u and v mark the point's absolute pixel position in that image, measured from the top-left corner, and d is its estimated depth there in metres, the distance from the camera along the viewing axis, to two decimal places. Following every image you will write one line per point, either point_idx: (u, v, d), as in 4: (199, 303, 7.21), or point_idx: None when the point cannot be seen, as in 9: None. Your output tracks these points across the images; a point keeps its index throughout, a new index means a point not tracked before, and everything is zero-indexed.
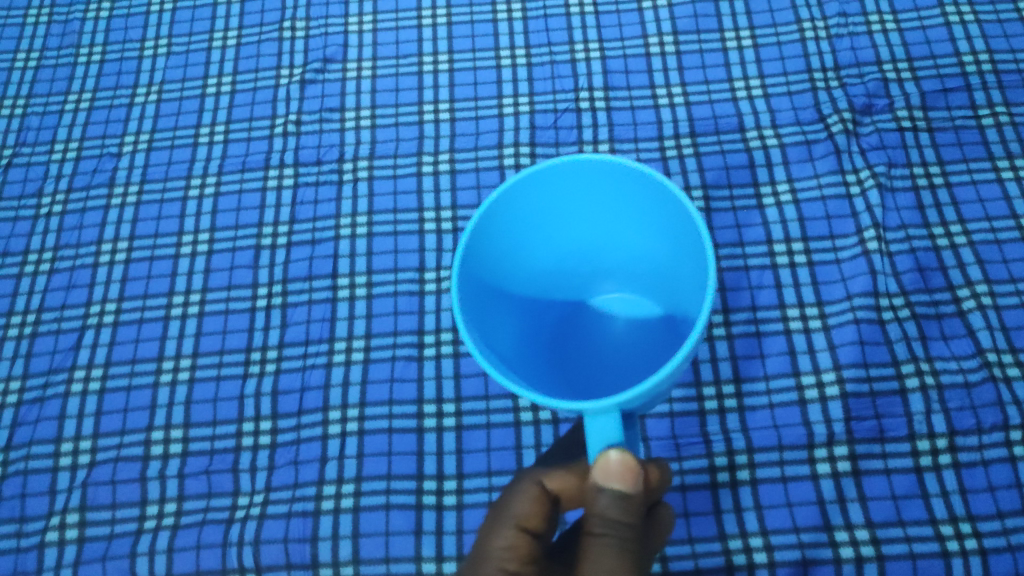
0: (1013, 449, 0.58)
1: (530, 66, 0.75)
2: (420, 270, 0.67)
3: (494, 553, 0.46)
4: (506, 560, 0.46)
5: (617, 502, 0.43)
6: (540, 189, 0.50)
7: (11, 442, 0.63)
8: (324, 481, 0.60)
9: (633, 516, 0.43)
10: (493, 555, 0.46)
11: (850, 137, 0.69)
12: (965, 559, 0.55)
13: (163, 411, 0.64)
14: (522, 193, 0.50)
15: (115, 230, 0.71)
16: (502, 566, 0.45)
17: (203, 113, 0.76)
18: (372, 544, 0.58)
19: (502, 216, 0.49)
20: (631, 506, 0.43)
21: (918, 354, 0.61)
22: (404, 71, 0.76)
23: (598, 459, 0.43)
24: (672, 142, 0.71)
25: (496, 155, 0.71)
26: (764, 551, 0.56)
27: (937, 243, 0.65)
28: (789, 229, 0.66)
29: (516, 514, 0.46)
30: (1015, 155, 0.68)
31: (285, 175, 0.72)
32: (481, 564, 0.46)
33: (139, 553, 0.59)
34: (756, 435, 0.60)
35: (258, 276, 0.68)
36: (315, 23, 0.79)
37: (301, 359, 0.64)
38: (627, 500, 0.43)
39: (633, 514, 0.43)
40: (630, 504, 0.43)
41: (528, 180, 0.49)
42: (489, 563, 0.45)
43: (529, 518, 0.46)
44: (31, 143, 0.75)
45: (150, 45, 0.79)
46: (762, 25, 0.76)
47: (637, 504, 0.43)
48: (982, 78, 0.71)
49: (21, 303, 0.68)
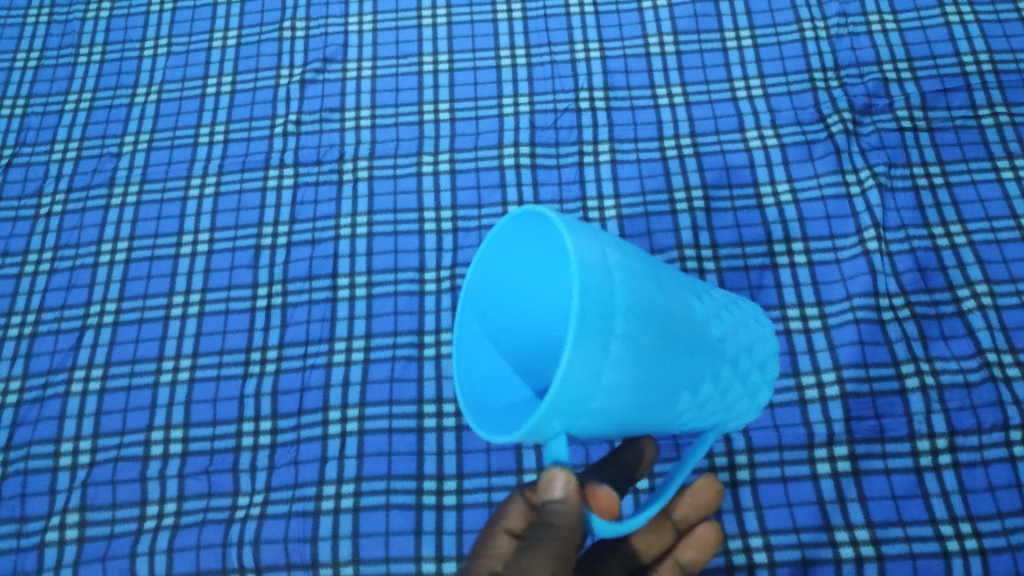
0: (1014, 449, 0.58)
1: (530, 66, 0.75)
2: (420, 270, 0.67)
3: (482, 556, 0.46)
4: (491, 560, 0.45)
5: (548, 512, 0.42)
6: (543, 223, 0.40)
7: (11, 442, 0.63)
8: (324, 481, 0.60)
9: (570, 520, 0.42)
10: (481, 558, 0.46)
11: (850, 137, 0.69)
12: (965, 559, 0.55)
13: (163, 411, 0.64)
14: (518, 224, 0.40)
15: (115, 230, 0.71)
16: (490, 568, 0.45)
17: (203, 113, 0.76)
18: (372, 544, 0.58)
19: (507, 250, 0.42)
20: (566, 518, 0.42)
21: (918, 354, 0.61)
22: (404, 71, 0.76)
23: (541, 473, 0.41)
24: (672, 142, 0.71)
25: (496, 155, 0.71)
26: (764, 551, 0.56)
27: (937, 243, 0.65)
28: (789, 229, 0.66)
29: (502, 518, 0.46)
30: (1016, 154, 0.68)
31: (285, 175, 0.72)
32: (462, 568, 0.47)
33: (139, 553, 0.59)
34: (756, 435, 0.60)
35: (258, 276, 0.68)
36: (315, 23, 0.79)
37: (301, 360, 0.65)
38: (559, 510, 0.42)
39: (568, 526, 0.42)
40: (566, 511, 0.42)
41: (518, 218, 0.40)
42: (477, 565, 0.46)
43: (513, 524, 0.46)
44: (31, 143, 0.75)
45: (150, 45, 0.79)
46: (762, 25, 0.75)
47: (575, 512, 0.42)
48: (982, 78, 0.71)
49: (21, 303, 0.68)
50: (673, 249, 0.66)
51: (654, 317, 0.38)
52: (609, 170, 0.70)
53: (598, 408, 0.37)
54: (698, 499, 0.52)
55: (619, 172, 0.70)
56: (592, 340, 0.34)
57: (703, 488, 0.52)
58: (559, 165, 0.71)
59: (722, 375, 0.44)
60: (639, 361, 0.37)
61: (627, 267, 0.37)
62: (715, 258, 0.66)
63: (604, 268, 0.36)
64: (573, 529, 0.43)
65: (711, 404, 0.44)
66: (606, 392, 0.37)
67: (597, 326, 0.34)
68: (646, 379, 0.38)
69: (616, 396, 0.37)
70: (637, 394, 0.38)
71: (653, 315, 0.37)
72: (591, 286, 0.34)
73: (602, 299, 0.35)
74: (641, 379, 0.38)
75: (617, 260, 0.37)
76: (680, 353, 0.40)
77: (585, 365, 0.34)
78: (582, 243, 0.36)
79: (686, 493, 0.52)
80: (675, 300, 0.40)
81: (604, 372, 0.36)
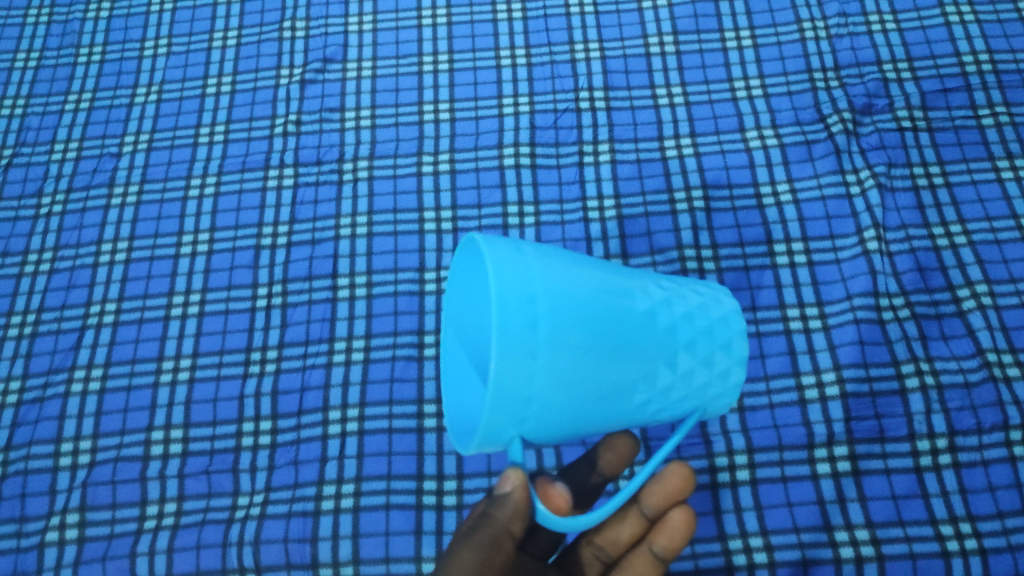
0: (1014, 449, 0.58)
1: (530, 66, 0.75)
2: (420, 270, 0.67)
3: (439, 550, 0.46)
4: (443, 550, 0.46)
5: (492, 501, 0.43)
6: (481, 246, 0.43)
7: (11, 442, 0.63)
8: (324, 481, 0.60)
9: (511, 512, 0.42)
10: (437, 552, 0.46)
11: (850, 137, 0.69)
12: (965, 559, 0.55)
13: (163, 411, 0.64)
14: (469, 247, 0.43)
15: (115, 230, 0.71)
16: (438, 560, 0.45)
17: (204, 113, 0.76)
18: (372, 544, 0.58)
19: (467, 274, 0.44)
20: (507, 508, 0.42)
21: (918, 354, 0.61)
22: (404, 71, 0.76)
23: (501, 473, 0.42)
24: (672, 142, 0.71)
25: (496, 155, 0.71)
26: (764, 551, 0.56)
27: (937, 243, 0.65)
28: (789, 229, 0.66)
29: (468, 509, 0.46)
30: (1015, 154, 0.68)
31: (285, 176, 0.72)
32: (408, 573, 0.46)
33: (139, 553, 0.59)
34: (757, 435, 0.60)
35: (258, 276, 0.68)
36: (315, 23, 0.79)
37: (301, 360, 0.65)
38: (502, 500, 0.42)
39: (507, 518, 0.42)
40: (508, 501, 0.42)
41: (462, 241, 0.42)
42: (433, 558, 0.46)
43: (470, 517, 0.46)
44: (31, 143, 0.75)
45: (150, 45, 0.79)
46: (762, 25, 0.75)
47: (517, 508, 0.42)
48: (982, 78, 0.71)
49: (21, 303, 0.68)
50: (673, 249, 0.66)
51: (578, 316, 0.38)
52: (609, 170, 0.70)
53: (545, 411, 0.38)
54: (667, 487, 0.50)
55: (619, 172, 0.70)
56: (510, 347, 0.36)
57: (670, 474, 0.50)
58: (560, 165, 0.71)
59: (681, 362, 0.42)
60: (570, 361, 0.37)
61: (551, 274, 0.38)
62: (715, 257, 0.66)
63: (520, 278, 0.37)
64: (509, 519, 0.42)
65: (676, 393, 0.42)
66: (543, 394, 0.37)
67: (515, 332, 0.36)
68: (584, 376, 0.38)
69: (558, 398, 0.38)
70: (579, 389, 0.39)
71: (578, 314, 0.38)
72: (504, 297, 0.36)
73: (514, 307, 0.36)
74: (578, 378, 0.38)
75: (538, 267, 0.38)
76: (621, 345, 0.39)
77: (509, 370, 0.36)
78: (498, 257, 0.37)
79: (656, 481, 0.50)
80: (607, 294, 0.40)
81: (535, 375, 0.37)
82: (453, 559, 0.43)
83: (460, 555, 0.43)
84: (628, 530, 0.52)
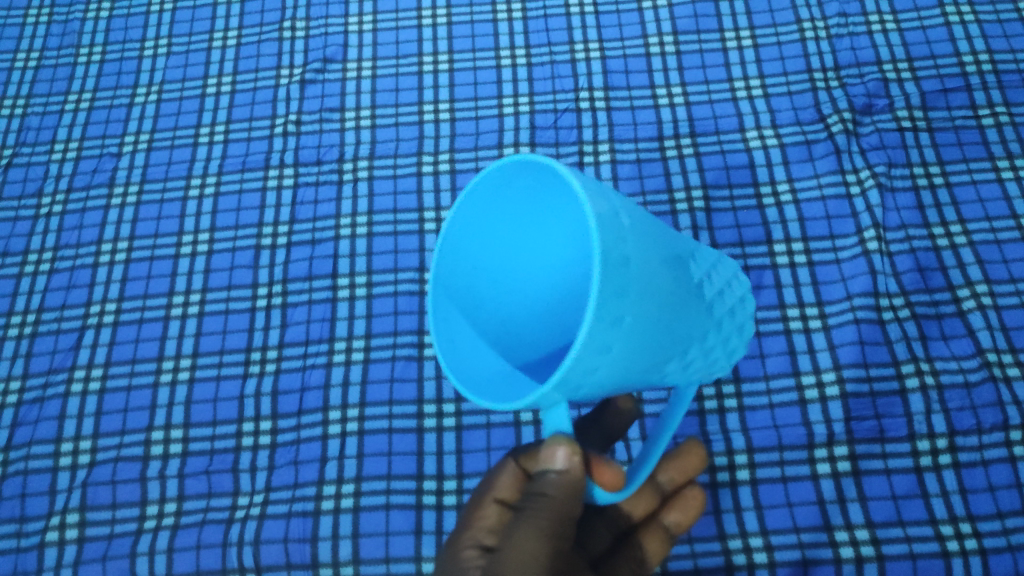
0: (1014, 449, 0.58)
1: (530, 66, 0.75)
2: (420, 270, 0.67)
3: (472, 525, 0.46)
4: (481, 530, 0.46)
5: (544, 483, 0.41)
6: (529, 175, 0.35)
7: (11, 442, 0.63)
8: (324, 481, 0.60)
9: (565, 492, 0.41)
10: (471, 527, 0.46)
11: (850, 137, 0.69)
12: (965, 559, 0.55)
13: (163, 411, 0.64)
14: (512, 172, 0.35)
15: (115, 229, 0.71)
16: (478, 539, 0.46)
17: (204, 113, 0.76)
18: (372, 544, 0.58)
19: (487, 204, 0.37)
20: (563, 488, 0.41)
21: (918, 354, 0.61)
22: (404, 71, 0.76)
23: (543, 443, 0.40)
24: (672, 142, 0.71)
25: (496, 155, 0.71)
26: (764, 551, 0.57)
27: (937, 243, 0.65)
28: (789, 229, 0.66)
29: (495, 488, 0.46)
30: (1015, 155, 0.68)
31: (285, 175, 0.72)
32: (445, 567, 0.45)
33: (140, 553, 0.59)
34: (757, 435, 0.60)
35: (258, 276, 0.68)
36: (315, 23, 0.78)
37: (301, 359, 0.64)
38: (556, 482, 0.41)
39: (563, 497, 0.41)
40: (564, 482, 0.41)
41: (518, 162, 0.35)
42: (466, 537, 0.46)
43: (502, 494, 0.46)
44: (31, 143, 0.75)
45: (150, 45, 0.79)
46: (762, 25, 0.75)
47: (572, 485, 0.41)
48: (982, 78, 0.71)
49: (21, 303, 0.68)
50: None
51: (656, 281, 0.35)
52: (609, 170, 0.70)
53: (599, 379, 0.35)
54: (684, 464, 0.53)
55: (619, 172, 0.70)
56: (606, 311, 0.32)
57: (689, 452, 0.53)
58: None
59: (712, 338, 0.42)
60: (642, 331, 0.34)
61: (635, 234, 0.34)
62: None
63: (614, 233, 0.33)
64: (565, 501, 0.42)
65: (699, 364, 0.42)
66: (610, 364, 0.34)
67: (610, 299, 0.32)
68: (646, 348, 0.36)
69: (618, 369, 0.35)
70: (639, 359, 0.36)
71: (657, 281, 0.35)
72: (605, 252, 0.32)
73: (613, 269, 0.32)
74: (641, 347, 0.35)
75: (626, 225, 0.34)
76: (679, 317, 0.37)
77: (596, 339, 0.32)
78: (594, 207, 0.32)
79: (675, 457, 0.53)
80: (673, 261, 0.37)
81: (614, 344, 0.33)
82: (512, 542, 0.42)
83: (520, 540, 0.42)
84: (641, 506, 0.53)
